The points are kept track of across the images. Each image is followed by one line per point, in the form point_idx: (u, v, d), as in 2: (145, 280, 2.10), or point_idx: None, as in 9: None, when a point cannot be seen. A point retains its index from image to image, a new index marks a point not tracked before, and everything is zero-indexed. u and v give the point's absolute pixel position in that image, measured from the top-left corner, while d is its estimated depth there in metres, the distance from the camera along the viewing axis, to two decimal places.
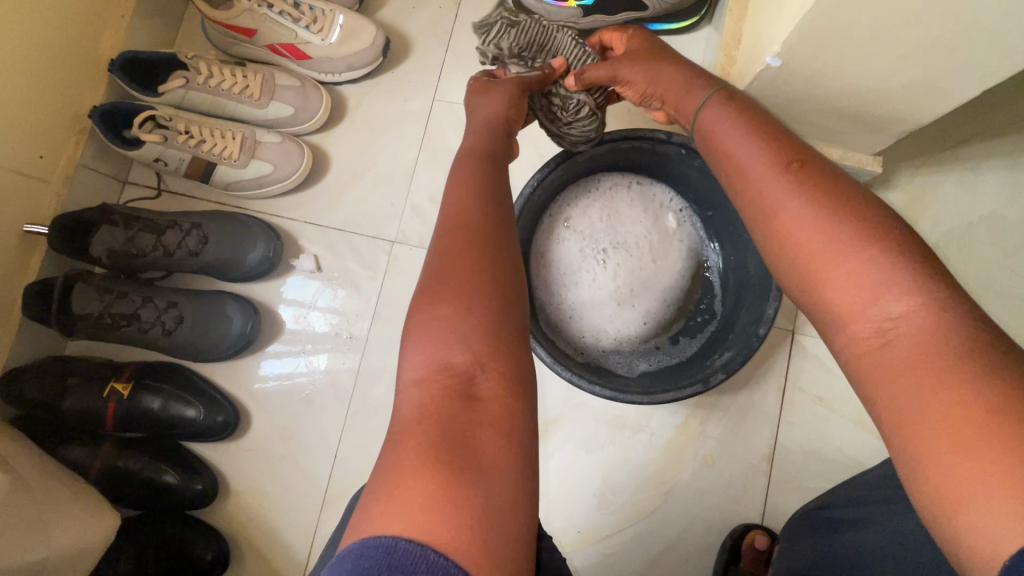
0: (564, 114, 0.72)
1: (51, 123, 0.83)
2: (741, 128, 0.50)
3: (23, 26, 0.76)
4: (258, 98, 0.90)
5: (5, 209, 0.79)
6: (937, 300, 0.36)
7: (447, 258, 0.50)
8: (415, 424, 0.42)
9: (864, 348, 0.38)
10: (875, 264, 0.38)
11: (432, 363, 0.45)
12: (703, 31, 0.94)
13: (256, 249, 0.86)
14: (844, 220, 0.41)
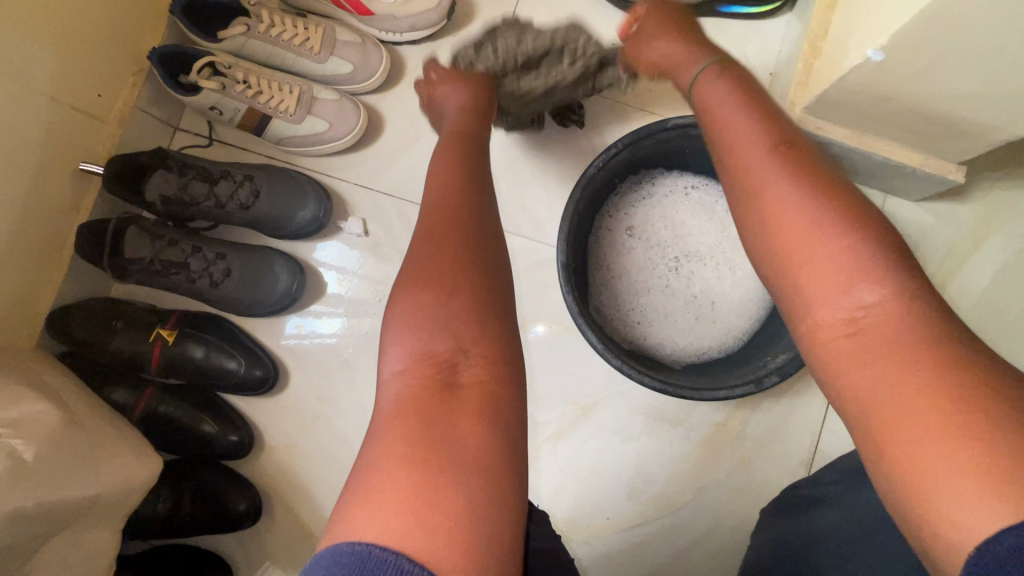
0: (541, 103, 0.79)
1: (110, 58, 0.81)
2: (738, 103, 0.51)
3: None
4: (318, 53, 0.87)
5: (63, 146, 0.78)
6: (921, 300, 0.39)
7: (439, 228, 0.49)
8: (400, 409, 0.41)
9: (833, 337, 0.41)
10: (867, 265, 0.40)
11: (413, 353, 0.44)
12: (785, 16, 0.90)
13: (307, 208, 0.85)
14: (830, 214, 0.42)
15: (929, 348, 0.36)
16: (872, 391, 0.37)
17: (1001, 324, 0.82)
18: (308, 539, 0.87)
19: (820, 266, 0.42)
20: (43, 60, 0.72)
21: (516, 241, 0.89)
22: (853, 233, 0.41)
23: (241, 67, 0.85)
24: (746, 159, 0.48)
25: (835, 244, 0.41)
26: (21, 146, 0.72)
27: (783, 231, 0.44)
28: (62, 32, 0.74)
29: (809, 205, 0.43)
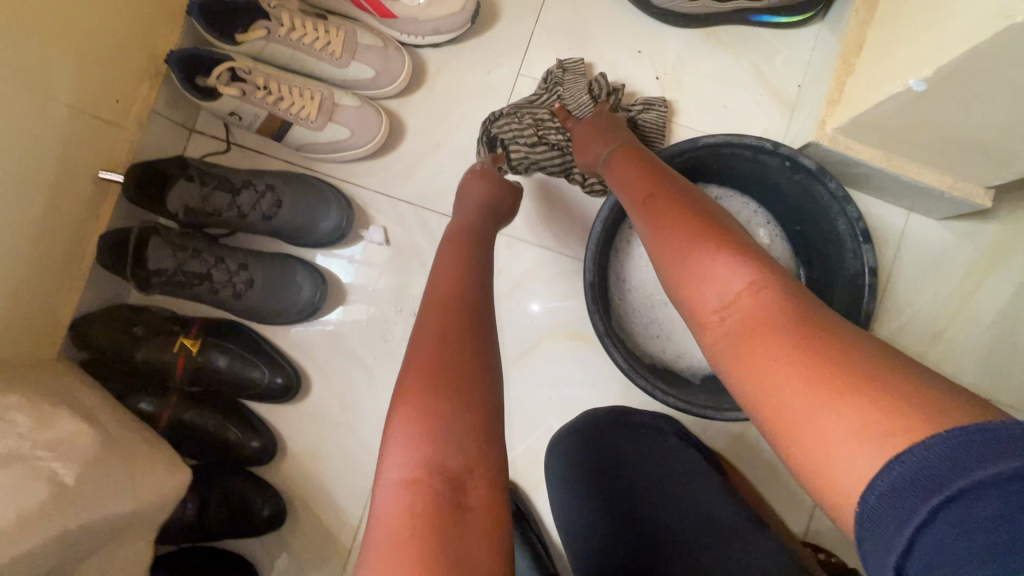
0: (551, 130, 0.84)
1: (126, 63, 0.79)
2: (637, 174, 0.62)
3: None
4: (340, 57, 0.85)
5: (83, 155, 0.77)
6: (770, 291, 0.42)
7: (454, 311, 0.52)
8: (405, 523, 0.40)
9: (715, 335, 0.44)
10: (720, 265, 0.45)
11: (423, 464, 0.42)
12: (817, 26, 0.88)
13: (330, 218, 0.85)
14: (693, 229, 0.50)
15: (810, 327, 0.38)
16: (754, 371, 0.39)
17: (1017, 345, 0.83)
18: (331, 543, 0.89)
19: (698, 271, 0.46)
20: (60, 66, 0.70)
21: (536, 253, 0.89)
22: (712, 241, 0.48)
23: (261, 72, 0.83)
24: (638, 211, 0.58)
25: (696, 250, 0.48)
26: (41, 156, 0.71)
27: (661, 248, 0.51)
28: (79, 35, 0.72)
29: (681, 225, 0.51)
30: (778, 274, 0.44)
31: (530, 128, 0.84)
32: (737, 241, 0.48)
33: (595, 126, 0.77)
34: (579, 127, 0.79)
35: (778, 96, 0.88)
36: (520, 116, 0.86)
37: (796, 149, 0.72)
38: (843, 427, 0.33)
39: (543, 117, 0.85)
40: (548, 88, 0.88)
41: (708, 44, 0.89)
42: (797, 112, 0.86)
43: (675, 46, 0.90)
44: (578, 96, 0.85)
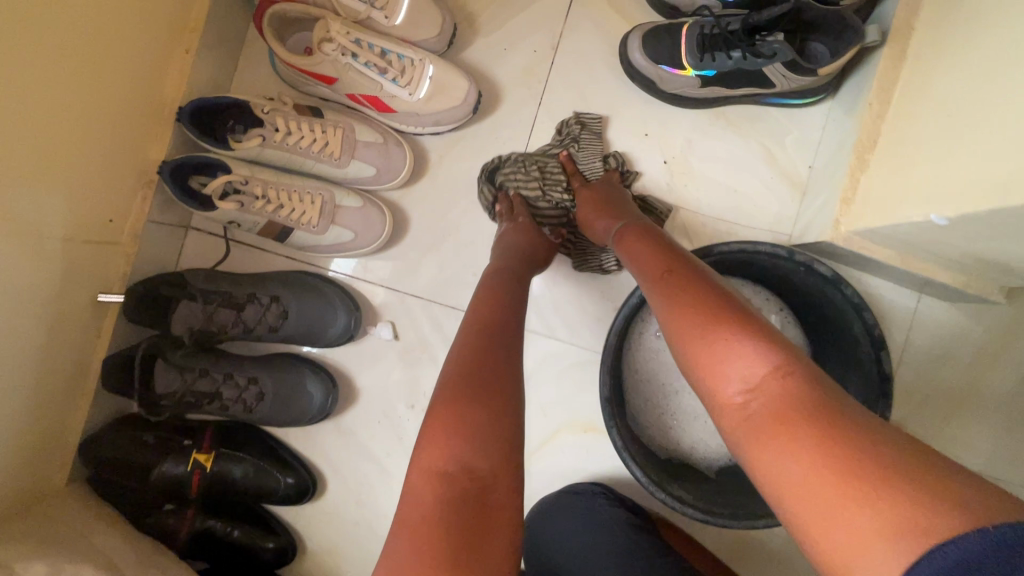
0: (554, 182, 0.83)
1: (117, 180, 0.77)
2: (644, 243, 0.61)
3: (82, 76, 0.66)
4: (339, 158, 0.82)
5: (81, 282, 0.75)
6: (794, 377, 0.41)
7: (488, 343, 0.53)
8: (434, 514, 0.42)
9: (734, 421, 0.43)
10: (740, 346, 0.44)
11: (452, 459, 0.45)
12: (826, 105, 0.86)
13: (337, 322, 0.84)
14: (706, 306, 0.48)
15: (840, 418, 0.37)
16: (782, 460, 0.37)
17: None
18: None
19: (717, 351, 0.45)
20: (52, 200, 0.67)
21: (548, 344, 0.89)
22: (730, 319, 0.46)
23: (257, 179, 0.80)
24: (646, 283, 0.57)
25: (713, 329, 0.46)
26: (39, 293, 0.68)
27: (675, 322, 0.49)
28: (68, 164, 0.68)
29: (692, 300, 0.50)
30: (802, 359, 0.43)
31: (538, 180, 0.83)
32: (753, 318, 0.47)
33: (596, 198, 0.76)
34: (584, 195, 0.78)
35: (788, 178, 0.87)
36: (530, 163, 0.84)
37: (811, 254, 0.72)
38: (881, 527, 0.32)
39: (553, 170, 0.84)
40: (563, 141, 0.86)
41: (717, 125, 0.87)
42: (808, 196, 0.85)
43: (683, 127, 0.88)
44: (592, 159, 0.84)
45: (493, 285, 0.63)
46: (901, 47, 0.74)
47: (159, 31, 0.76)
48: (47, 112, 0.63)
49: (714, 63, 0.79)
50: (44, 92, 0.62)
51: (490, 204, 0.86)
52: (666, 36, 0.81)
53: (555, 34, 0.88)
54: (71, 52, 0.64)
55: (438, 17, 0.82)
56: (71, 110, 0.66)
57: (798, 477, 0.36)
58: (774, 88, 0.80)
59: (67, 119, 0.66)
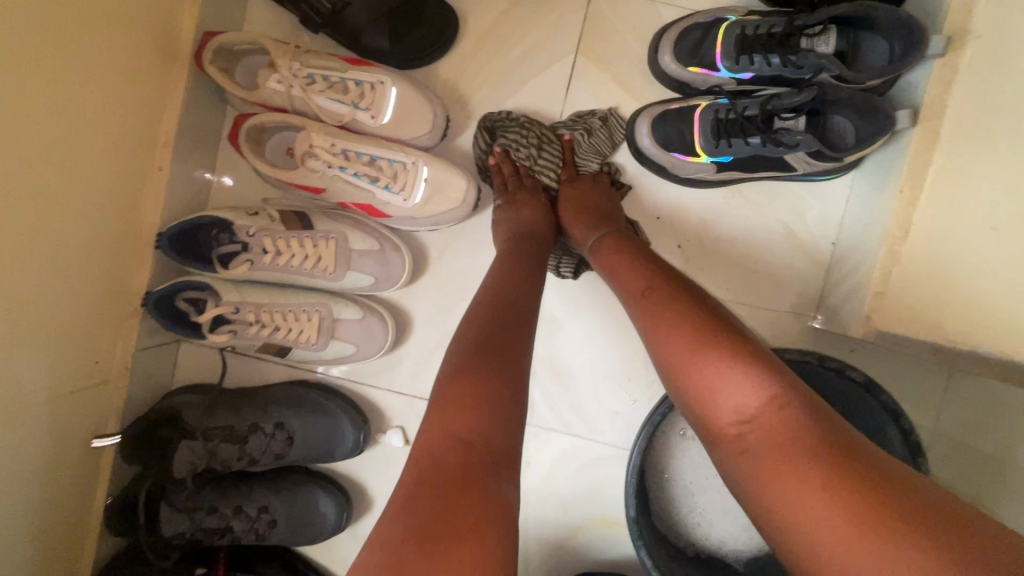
0: (547, 153, 0.78)
1: (100, 319, 0.72)
2: (629, 258, 0.64)
3: (49, 229, 0.61)
4: (333, 271, 0.78)
5: (73, 431, 0.71)
6: (789, 407, 0.46)
7: (498, 325, 0.57)
8: (447, 469, 0.46)
9: (728, 441, 0.49)
10: (737, 373, 0.49)
11: (464, 411, 0.49)
12: (847, 177, 0.81)
13: (345, 440, 0.80)
14: (698, 331, 0.53)
15: (834, 451, 0.43)
16: (790, 488, 0.43)
17: None
18: None
19: (711, 380, 0.50)
20: (24, 361, 0.61)
21: (567, 439, 0.85)
22: (725, 346, 0.51)
23: (249, 304, 0.77)
24: (630, 301, 0.61)
25: (710, 356, 0.51)
26: (22, 458, 0.64)
27: (669, 347, 0.53)
28: (39, 320, 0.62)
29: (681, 324, 0.54)
30: (788, 381, 0.48)
31: (533, 146, 0.78)
32: (739, 340, 0.51)
33: (582, 199, 0.75)
34: (568, 195, 0.76)
35: (812, 256, 0.82)
36: (532, 128, 0.79)
37: (843, 362, 0.69)
38: (880, 561, 0.38)
39: (550, 146, 0.79)
40: (573, 124, 0.80)
41: (734, 203, 0.82)
42: (834, 276, 0.80)
43: (698, 206, 0.83)
44: (593, 146, 0.79)
45: (500, 269, 0.65)
46: (933, 129, 0.68)
47: (125, 151, 0.69)
48: (8, 275, 0.57)
49: (730, 149, 0.73)
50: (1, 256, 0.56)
51: (482, 159, 0.81)
52: (677, 120, 0.75)
53: (555, 112, 0.82)
54: (27, 205, 0.57)
55: (429, 112, 0.75)
56: (35, 265, 0.60)
57: (799, 507, 0.42)
58: (795, 172, 0.74)
59: (32, 274, 0.60)
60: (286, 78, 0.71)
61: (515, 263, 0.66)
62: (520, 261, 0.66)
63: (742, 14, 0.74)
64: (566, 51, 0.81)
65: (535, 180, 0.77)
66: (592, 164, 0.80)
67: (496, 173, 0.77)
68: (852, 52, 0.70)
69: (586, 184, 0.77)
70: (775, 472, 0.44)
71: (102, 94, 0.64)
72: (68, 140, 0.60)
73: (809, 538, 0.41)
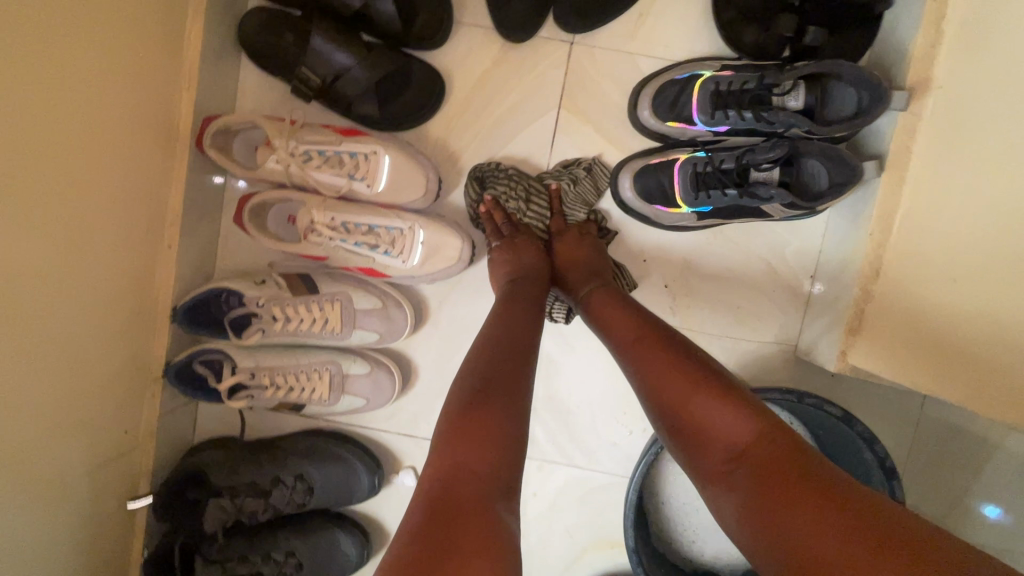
0: (536, 201, 0.82)
1: (125, 390, 0.76)
2: (625, 300, 0.69)
3: (71, 320, 0.65)
4: (340, 331, 0.82)
5: (108, 496, 0.76)
6: (776, 443, 0.52)
7: (501, 362, 0.60)
8: (458, 503, 0.49)
9: (718, 479, 0.53)
10: (726, 413, 0.54)
11: (473, 447, 0.52)
12: (823, 214, 0.85)
13: (362, 484, 0.86)
14: (691, 373, 0.58)
15: (818, 476, 0.48)
16: (784, 511, 0.47)
17: None
18: None
19: (704, 421, 0.55)
20: (52, 441, 0.66)
21: (568, 470, 0.91)
22: (714, 389, 0.56)
23: (263, 368, 0.82)
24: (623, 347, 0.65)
25: (701, 398, 0.56)
26: (60, 526, 0.69)
27: (663, 390, 0.58)
28: (62, 402, 0.66)
29: (673, 363, 0.59)
30: (769, 416, 0.54)
31: (522, 196, 0.81)
32: (723, 380, 0.57)
33: (570, 250, 0.78)
34: (559, 245, 0.79)
35: (791, 288, 0.87)
36: (521, 179, 0.82)
37: (821, 398, 0.73)
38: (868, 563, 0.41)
39: (538, 196, 0.82)
40: (559, 173, 0.84)
41: (716, 243, 0.87)
42: (813, 309, 0.85)
43: (682, 247, 0.87)
44: (580, 195, 0.83)
45: (501, 309, 0.68)
46: (899, 175, 0.72)
47: (135, 232, 0.73)
48: (36, 368, 0.62)
49: (709, 201, 0.76)
50: (23, 351, 0.60)
51: (474, 209, 0.84)
52: (656, 173, 0.79)
53: (542, 164, 0.85)
54: (45, 300, 0.61)
55: (421, 177, 0.79)
56: (62, 355, 0.65)
57: (786, 530, 0.46)
58: (772, 218, 0.78)
59: (55, 361, 0.64)
60: (283, 158, 0.75)
61: (517, 302, 0.69)
62: (522, 303, 0.69)
63: (716, 70, 0.77)
64: (550, 106, 0.84)
65: (528, 229, 0.80)
66: (580, 213, 0.83)
67: (490, 223, 0.80)
68: (821, 104, 0.73)
69: (575, 233, 0.80)
70: (765, 496, 0.49)
71: (109, 185, 0.67)
72: (81, 234, 0.64)
73: (801, 555, 0.45)
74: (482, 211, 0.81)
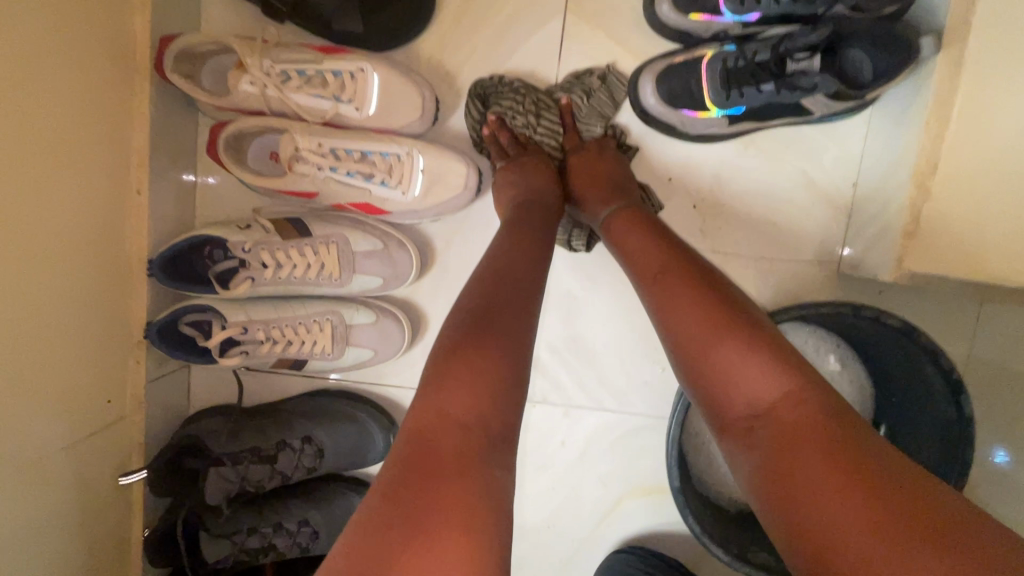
0: (547, 117, 0.73)
1: (106, 354, 0.69)
2: (637, 229, 0.61)
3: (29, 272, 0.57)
4: (339, 277, 0.75)
5: (96, 474, 0.69)
6: (808, 403, 0.44)
7: (501, 298, 0.52)
8: (442, 455, 0.43)
9: (733, 431, 0.46)
10: (753, 363, 0.47)
11: (461, 393, 0.46)
12: (864, 115, 0.77)
13: (377, 443, 0.79)
14: (713, 316, 0.50)
15: (850, 447, 0.40)
16: (803, 476, 0.40)
17: None
18: None
19: (727, 369, 0.47)
20: (25, 414, 0.58)
21: (597, 416, 0.84)
22: (743, 335, 0.48)
23: (258, 321, 0.74)
24: (642, 281, 0.57)
25: (727, 343, 0.48)
26: (44, 509, 0.62)
27: (680, 337, 0.51)
28: (31, 371, 0.59)
29: (696, 309, 0.51)
30: (807, 375, 0.46)
31: (530, 112, 0.73)
32: (756, 330, 0.49)
33: (588, 166, 0.70)
34: (574, 162, 0.71)
35: (831, 201, 0.79)
36: (527, 93, 0.74)
37: (880, 308, 0.66)
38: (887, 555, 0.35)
39: (548, 111, 0.74)
40: (571, 85, 0.75)
41: (748, 155, 0.78)
42: (856, 220, 0.77)
43: (711, 162, 0.79)
44: (595, 107, 0.75)
45: (502, 238, 0.60)
46: (958, 54, 0.62)
47: (96, 175, 0.64)
48: None
49: (742, 99, 0.68)
50: None
51: (477, 131, 0.76)
52: (682, 72, 0.70)
53: (549, 79, 0.76)
54: None
55: (416, 97, 0.70)
56: (22, 313, 0.57)
57: (800, 494, 0.40)
58: (812, 115, 0.70)
59: (14, 325, 0.56)
60: (258, 78, 0.66)
61: (519, 231, 0.61)
62: (528, 231, 0.61)
63: None
64: (554, 12, 0.75)
65: (538, 148, 0.73)
66: (596, 128, 0.75)
67: (495, 144, 0.73)
68: None
69: (594, 148, 0.72)
70: (780, 457, 0.42)
71: (60, 119, 0.58)
72: (28, 171, 0.56)
73: (808, 526, 0.39)
74: (485, 132, 0.74)
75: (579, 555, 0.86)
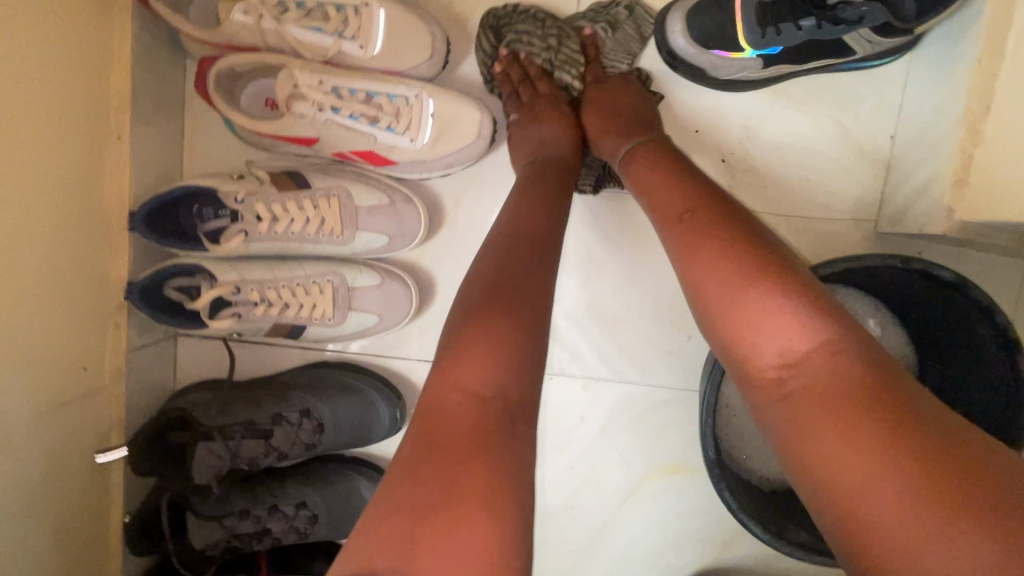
0: (569, 48, 0.68)
1: (84, 315, 0.62)
2: (650, 170, 0.54)
3: None
4: (341, 234, 0.69)
5: (70, 449, 0.62)
6: (847, 353, 0.39)
7: (508, 250, 0.47)
8: (447, 425, 0.38)
9: (763, 386, 0.41)
10: (784, 309, 0.41)
11: (467, 353, 0.41)
12: (903, 61, 0.72)
13: (381, 415, 0.72)
14: (737, 257, 0.44)
15: (898, 410, 0.36)
16: (846, 443, 0.36)
17: None
18: None
19: (755, 320, 0.42)
20: None
21: (617, 388, 0.78)
22: (775, 278, 0.42)
23: (252, 282, 0.68)
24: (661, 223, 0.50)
25: (753, 294, 0.42)
26: (9, 486, 0.55)
27: (701, 281, 0.45)
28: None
29: (723, 250, 0.44)
30: (850, 325, 0.40)
31: (551, 42, 0.68)
32: (786, 269, 0.43)
33: (609, 99, 0.64)
34: (594, 95, 0.66)
35: (867, 154, 0.74)
36: (548, 22, 0.69)
37: (930, 260, 0.61)
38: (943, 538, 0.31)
39: (571, 41, 0.68)
40: (599, 14, 0.70)
41: (780, 105, 0.73)
42: (895, 173, 0.72)
43: (739, 112, 0.73)
44: (621, 40, 0.70)
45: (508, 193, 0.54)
46: None
47: (70, 114, 0.58)
48: None
49: (778, 37, 0.62)
50: None
51: (489, 65, 0.70)
52: (714, 9, 0.64)
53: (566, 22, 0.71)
54: None
55: (426, 35, 0.64)
56: None
57: (844, 461, 0.36)
58: (856, 54, 0.65)
59: None
60: (254, 7, 0.60)
61: (526, 186, 0.55)
62: (536, 185, 0.55)
63: None
64: None
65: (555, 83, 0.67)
66: (620, 64, 0.70)
67: (510, 76, 0.68)
68: None
69: (620, 82, 0.67)
70: (818, 420, 0.38)
71: (30, 44, 0.52)
72: None
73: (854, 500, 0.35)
74: (497, 66, 0.68)
75: (599, 539, 0.80)
